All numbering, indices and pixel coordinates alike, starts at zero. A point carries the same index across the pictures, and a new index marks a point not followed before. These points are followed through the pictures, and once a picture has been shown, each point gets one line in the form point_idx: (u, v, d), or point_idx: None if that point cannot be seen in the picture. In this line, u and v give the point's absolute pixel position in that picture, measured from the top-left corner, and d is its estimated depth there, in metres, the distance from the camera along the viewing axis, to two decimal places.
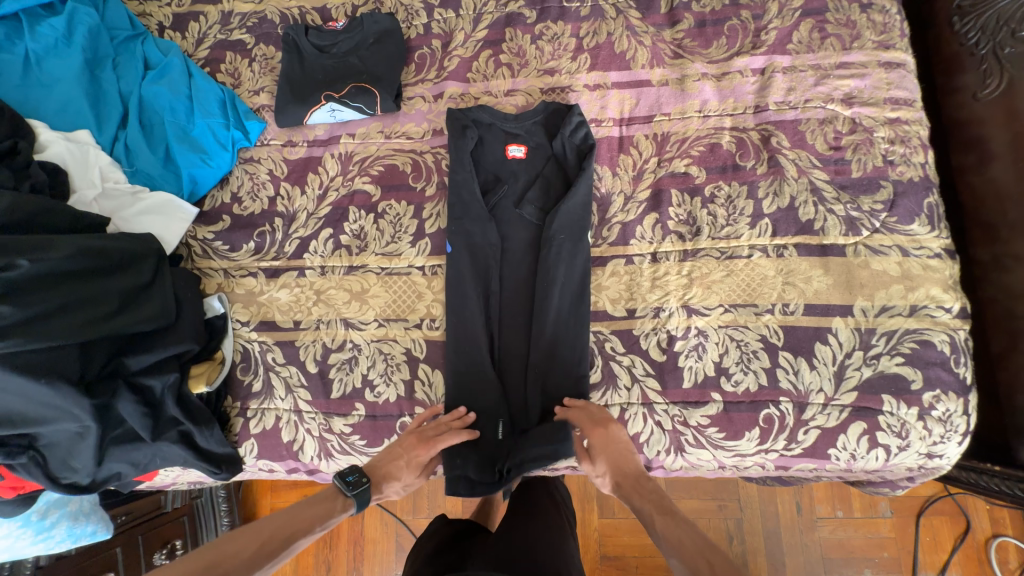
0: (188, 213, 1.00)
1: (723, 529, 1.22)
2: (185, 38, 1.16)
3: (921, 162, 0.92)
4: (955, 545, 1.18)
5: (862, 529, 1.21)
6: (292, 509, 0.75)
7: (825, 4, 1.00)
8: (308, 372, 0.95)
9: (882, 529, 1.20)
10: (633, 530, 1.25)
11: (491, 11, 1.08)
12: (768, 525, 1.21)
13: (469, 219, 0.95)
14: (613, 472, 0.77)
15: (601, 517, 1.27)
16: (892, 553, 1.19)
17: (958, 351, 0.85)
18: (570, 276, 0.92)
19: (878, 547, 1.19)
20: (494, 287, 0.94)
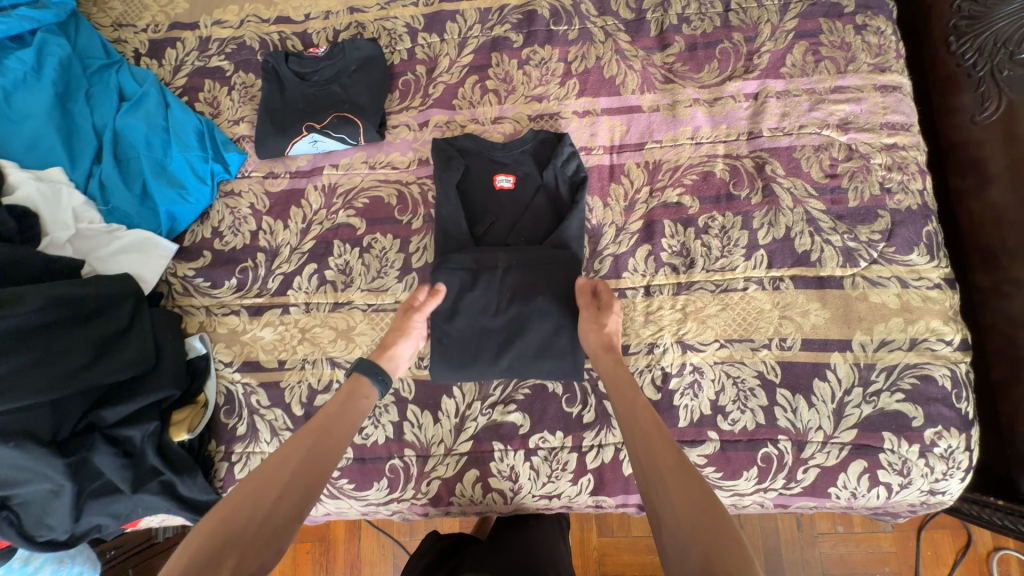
0: (168, 250, 0.97)
1: None
2: (162, 65, 1.12)
3: (919, 189, 0.90)
4: (956, 558, 1.14)
5: (862, 544, 1.16)
6: (304, 433, 0.71)
7: (818, 27, 0.98)
8: (294, 415, 0.92)
9: (884, 544, 1.16)
10: (634, 548, 1.18)
11: (476, 35, 1.06)
12: (769, 541, 1.17)
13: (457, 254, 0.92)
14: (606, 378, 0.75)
15: (600, 535, 1.20)
16: (894, 567, 1.15)
17: (959, 385, 0.83)
18: (564, 297, 0.88)
19: (879, 562, 1.15)
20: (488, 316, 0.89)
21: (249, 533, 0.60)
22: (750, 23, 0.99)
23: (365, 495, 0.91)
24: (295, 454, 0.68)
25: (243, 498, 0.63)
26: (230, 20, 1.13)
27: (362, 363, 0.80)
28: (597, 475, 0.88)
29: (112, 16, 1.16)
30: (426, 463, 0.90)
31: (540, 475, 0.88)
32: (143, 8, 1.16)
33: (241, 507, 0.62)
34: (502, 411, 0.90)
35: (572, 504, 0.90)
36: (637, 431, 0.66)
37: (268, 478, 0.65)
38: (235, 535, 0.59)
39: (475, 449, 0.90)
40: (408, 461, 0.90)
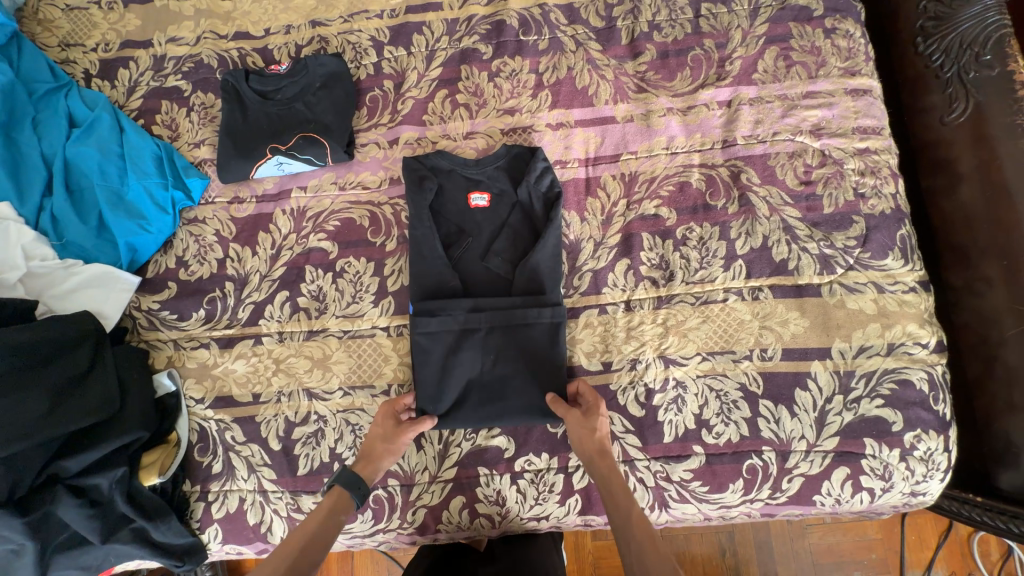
0: (130, 282, 0.94)
1: (716, 544, 1.18)
2: (115, 87, 1.07)
3: (892, 193, 0.90)
4: (939, 541, 1.17)
5: (849, 533, 1.18)
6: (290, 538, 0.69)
7: (788, 31, 0.97)
8: (271, 450, 0.89)
9: (870, 532, 1.18)
10: None
11: (444, 47, 1.03)
12: (760, 535, 1.17)
13: (431, 277, 0.89)
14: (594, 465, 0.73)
15: (595, 539, 1.18)
16: (880, 554, 1.17)
17: (936, 387, 0.84)
18: (542, 338, 0.87)
19: (866, 549, 1.17)
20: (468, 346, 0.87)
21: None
22: (721, 28, 0.98)
23: (349, 528, 0.89)
24: (276, 563, 0.65)
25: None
26: (185, 36, 1.08)
27: (346, 470, 0.77)
28: (585, 495, 0.87)
29: (58, 36, 1.10)
30: (411, 493, 0.88)
31: (528, 499, 0.87)
32: (91, 26, 1.10)
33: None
34: (486, 436, 0.89)
35: (561, 525, 0.89)
36: (628, 529, 0.64)
37: None
38: None
39: (460, 475, 0.88)
40: (392, 491, 0.88)
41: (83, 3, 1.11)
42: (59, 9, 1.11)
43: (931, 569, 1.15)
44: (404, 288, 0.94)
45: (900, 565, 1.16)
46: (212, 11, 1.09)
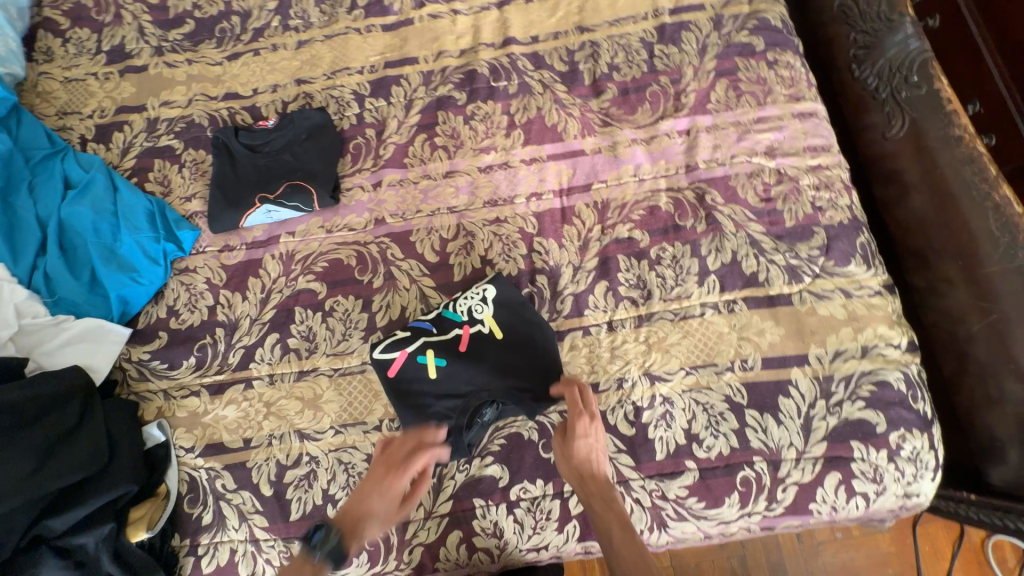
0: (122, 333, 0.95)
1: (729, 570, 1.17)
2: (109, 149, 1.12)
3: (847, 204, 0.96)
4: (953, 550, 1.18)
5: (862, 548, 1.19)
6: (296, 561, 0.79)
7: (735, 65, 1.06)
8: (263, 496, 0.89)
9: (883, 544, 1.19)
10: None
11: (421, 96, 1.10)
12: (773, 556, 1.18)
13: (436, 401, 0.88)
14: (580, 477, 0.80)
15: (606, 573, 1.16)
16: (897, 569, 1.17)
17: (913, 386, 0.87)
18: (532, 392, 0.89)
19: (882, 564, 1.17)
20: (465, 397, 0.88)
21: None
22: (674, 66, 1.07)
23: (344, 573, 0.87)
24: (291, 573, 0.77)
25: None
26: (178, 99, 1.15)
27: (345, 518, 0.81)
28: (583, 520, 0.86)
29: (57, 105, 1.16)
30: (407, 530, 0.87)
31: (525, 528, 0.86)
32: (88, 95, 1.17)
33: None
34: (480, 465, 0.88)
35: (562, 553, 0.89)
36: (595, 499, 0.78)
37: None
38: None
39: (456, 508, 0.87)
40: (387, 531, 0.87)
41: (81, 74, 1.19)
42: (58, 81, 1.18)
43: None
44: (402, 354, 0.90)
45: None
46: (202, 75, 1.17)
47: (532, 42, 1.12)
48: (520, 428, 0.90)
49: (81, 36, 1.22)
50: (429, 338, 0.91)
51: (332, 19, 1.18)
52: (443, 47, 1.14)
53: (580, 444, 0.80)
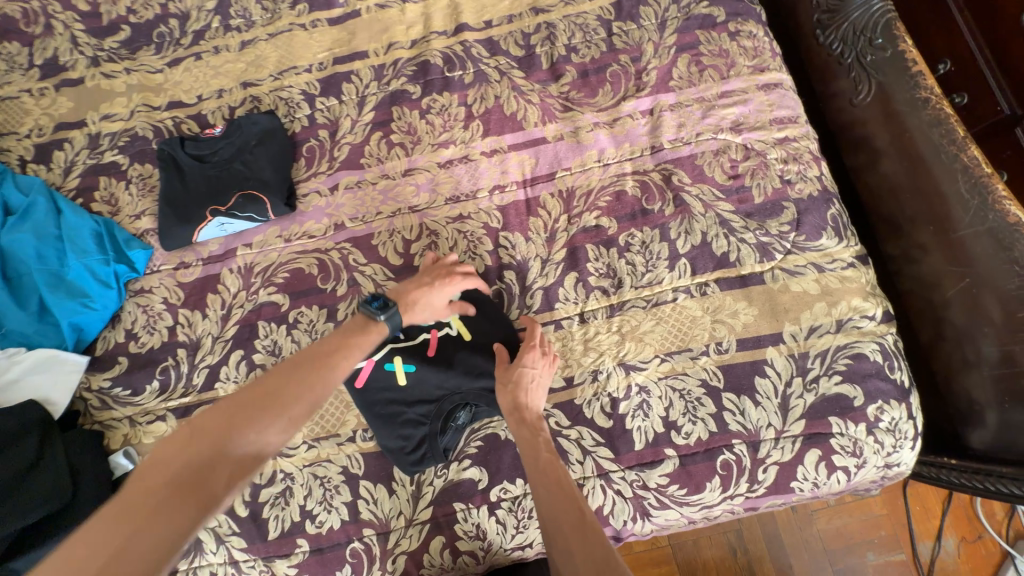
0: (78, 362, 0.92)
1: (725, 545, 1.18)
2: (51, 169, 1.07)
3: (816, 176, 0.94)
4: (943, 508, 1.19)
5: (854, 513, 1.19)
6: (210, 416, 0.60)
7: (696, 38, 1.02)
8: (238, 517, 0.87)
9: (874, 508, 1.20)
10: (639, 562, 1.18)
11: (374, 92, 1.06)
12: (768, 528, 1.18)
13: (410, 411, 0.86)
14: (517, 408, 0.79)
15: None
16: (889, 530, 1.18)
17: (889, 357, 0.86)
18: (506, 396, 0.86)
19: (874, 527, 1.18)
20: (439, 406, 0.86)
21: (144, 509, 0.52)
22: (634, 43, 1.03)
23: None
24: (192, 442, 0.57)
25: (117, 525, 0.50)
26: (119, 112, 1.10)
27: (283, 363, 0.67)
28: None
29: None
30: (388, 540, 0.85)
31: (508, 528, 0.85)
32: (23, 114, 1.11)
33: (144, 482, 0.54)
34: (458, 469, 0.87)
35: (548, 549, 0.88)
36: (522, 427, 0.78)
37: (144, 478, 0.54)
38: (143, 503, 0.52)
39: (437, 514, 0.86)
40: (369, 542, 0.85)
41: (14, 92, 1.12)
42: None
43: (941, 537, 1.17)
44: (370, 363, 0.87)
45: (911, 538, 1.17)
46: (143, 85, 1.11)
47: (485, 28, 1.07)
48: (497, 428, 0.89)
49: (10, 50, 1.15)
50: (398, 344, 0.89)
51: (274, 16, 1.13)
52: (393, 39, 1.09)
53: (524, 372, 0.81)
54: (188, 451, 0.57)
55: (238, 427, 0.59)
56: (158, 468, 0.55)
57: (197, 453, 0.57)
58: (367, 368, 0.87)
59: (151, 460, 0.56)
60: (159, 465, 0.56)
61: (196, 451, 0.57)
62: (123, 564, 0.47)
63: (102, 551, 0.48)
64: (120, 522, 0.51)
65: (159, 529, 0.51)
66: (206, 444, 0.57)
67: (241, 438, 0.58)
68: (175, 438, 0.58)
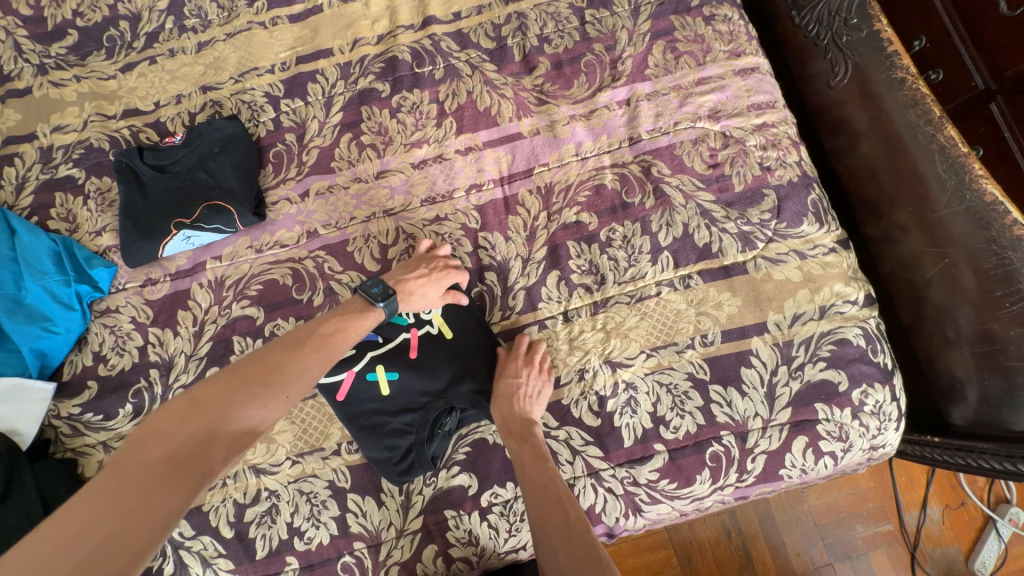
0: (45, 389, 0.88)
1: (720, 525, 1.19)
2: (2, 187, 1.01)
3: (795, 161, 0.93)
4: (928, 478, 1.21)
5: (844, 487, 1.21)
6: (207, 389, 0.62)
7: (670, 24, 1.00)
8: (224, 539, 0.84)
9: (862, 482, 1.22)
10: (636, 550, 1.19)
11: (341, 92, 1.02)
12: (761, 508, 1.20)
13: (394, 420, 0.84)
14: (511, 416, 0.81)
15: None
16: (877, 502, 1.20)
17: (872, 340, 0.86)
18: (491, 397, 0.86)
19: (863, 500, 1.20)
20: (424, 413, 0.84)
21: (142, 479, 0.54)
22: (607, 31, 1.00)
23: None
24: (190, 413, 0.60)
25: (116, 491, 0.53)
26: (72, 123, 1.04)
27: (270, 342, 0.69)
28: None
29: None
30: (380, 552, 0.84)
31: (501, 532, 0.84)
32: None
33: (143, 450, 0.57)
34: (447, 476, 0.86)
35: None
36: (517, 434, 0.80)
37: (143, 447, 0.57)
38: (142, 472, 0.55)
39: (428, 523, 0.85)
40: (360, 555, 0.84)
41: None
42: None
43: (927, 506, 1.20)
44: (350, 374, 0.85)
45: (898, 508, 1.20)
46: (95, 93, 1.05)
47: (454, 20, 1.03)
48: (485, 433, 0.87)
49: None
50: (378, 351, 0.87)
51: (232, 15, 1.07)
52: (359, 35, 1.04)
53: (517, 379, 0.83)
54: (185, 424, 0.59)
55: (238, 404, 0.61)
56: (157, 438, 0.58)
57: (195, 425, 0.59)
58: (347, 380, 0.84)
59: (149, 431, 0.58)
60: (156, 435, 0.58)
61: (192, 420, 0.59)
62: (121, 531, 0.51)
63: (106, 522, 0.51)
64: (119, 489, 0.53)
65: (159, 501, 0.53)
66: (202, 415, 0.60)
67: (239, 415, 0.61)
68: (175, 411, 0.60)
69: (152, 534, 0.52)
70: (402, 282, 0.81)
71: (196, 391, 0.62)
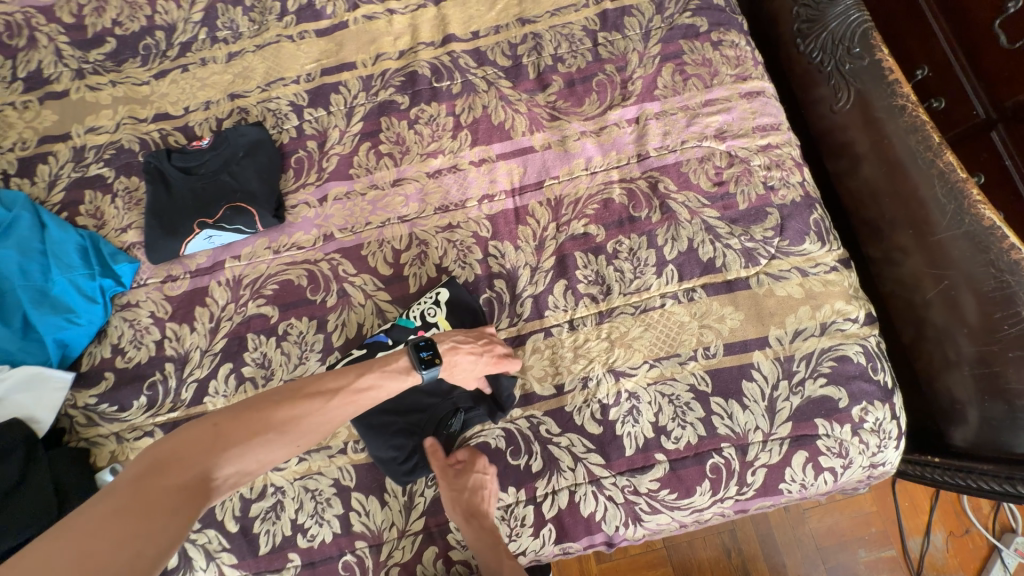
0: (64, 379, 0.90)
1: (720, 545, 1.19)
2: (35, 183, 1.06)
3: (798, 182, 0.96)
4: (931, 504, 1.21)
5: (846, 511, 1.21)
6: (223, 422, 0.68)
7: (679, 48, 1.04)
8: (229, 532, 0.86)
9: (865, 505, 1.21)
10: (635, 567, 1.18)
11: (362, 103, 1.06)
12: (761, 529, 1.20)
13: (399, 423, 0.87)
14: (472, 515, 0.81)
15: (600, 563, 1.19)
16: (879, 527, 1.20)
17: (872, 358, 0.88)
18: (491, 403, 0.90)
19: (865, 524, 1.20)
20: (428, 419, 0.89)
21: (156, 497, 0.58)
22: (619, 53, 1.05)
23: None
24: (207, 441, 0.65)
25: (128, 505, 0.57)
26: (105, 124, 1.09)
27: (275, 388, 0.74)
28: (558, 523, 0.85)
29: None
30: (381, 552, 0.85)
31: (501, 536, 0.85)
32: (6, 127, 1.10)
33: (157, 470, 0.61)
34: None
35: (541, 557, 0.88)
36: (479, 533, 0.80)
37: (160, 465, 0.61)
38: (155, 491, 0.59)
39: (429, 524, 0.86)
40: (361, 554, 0.85)
41: None
42: None
43: (930, 533, 1.19)
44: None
45: (901, 534, 1.19)
46: (128, 97, 1.10)
47: (473, 38, 1.08)
48: (489, 437, 0.89)
49: None
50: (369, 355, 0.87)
51: (262, 28, 1.13)
52: (381, 50, 1.09)
53: (475, 479, 0.82)
54: (200, 454, 0.64)
55: (250, 445, 0.67)
56: (173, 458, 0.63)
57: (210, 454, 0.64)
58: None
59: (169, 454, 0.64)
60: (172, 457, 0.63)
61: (208, 447, 0.65)
62: (127, 551, 0.53)
63: (115, 536, 0.54)
64: (131, 503, 0.57)
65: (161, 527, 0.56)
66: (216, 446, 0.65)
67: (246, 456, 0.66)
68: (196, 437, 0.65)
69: (154, 557, 0.55)
70: (453, 352, 0.82)
71: (216, 422, 0.68)
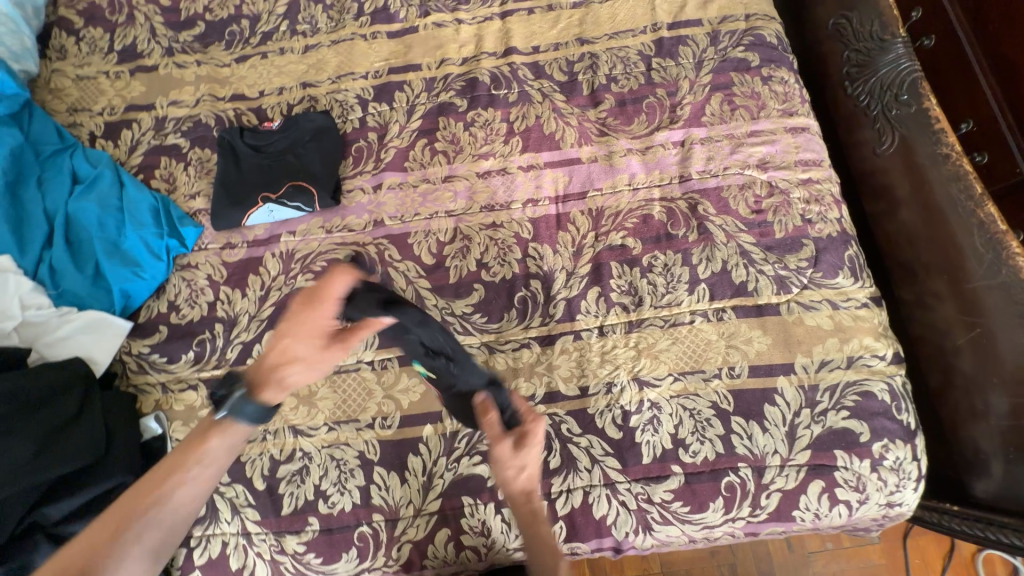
0: (122, 327, 0.97)
1: None
2: (118, 146, 1.15)
3: (836, 218, 0.98)
4: (943, 563, 1.19)
5: (853, 559, 1.19)
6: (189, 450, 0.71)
7: (730, 79, 1.09)
8: (256, 490, 0.90)
9: (873, 556, 1.20)
10: None
11: (423, 102, 1.13)
12: (762, 566, 1.19)
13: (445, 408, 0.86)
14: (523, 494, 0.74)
15: None
16: None
17: (897, 397, 0.88)
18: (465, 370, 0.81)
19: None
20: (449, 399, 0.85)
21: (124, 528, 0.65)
22: (671, 79, 1.10)
23: (333, 569, 0.88)
24: (177, 469, 0.70)
25: (105, 536, 0.64)
26: (186, 99, 1.18)
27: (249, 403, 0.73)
28: (569, 521, 0.87)
29: (67, 102, 1.19)
30: (396, 527, 0.88)
31: (512, 527, 0.87)
32: (98, 93, 1.20)
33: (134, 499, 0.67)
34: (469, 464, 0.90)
35: None
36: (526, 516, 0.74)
37: (137, 493, 0.68)
38: (125, 524, 0.65)
39: (445, 507, 0.89)
40: (377, 527, 0.88)
41: (92, 73, 1.22)
42: (70, 79, 1.21)
43: None
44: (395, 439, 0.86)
45: None
46: (210, 77, 1.20)
47: (533, 53, 1.15)
48: None
49: (94, 35, 1.25)
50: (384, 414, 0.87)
51: (338, 25, 1.22)
52: (446, 55, 1.17)
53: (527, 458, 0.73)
54: (170, 484, 0.69)
55: (207, 480, 0.72)
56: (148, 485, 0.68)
57: (178, 483, 0.69)
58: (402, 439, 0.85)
59: (134, 486, 0.69)
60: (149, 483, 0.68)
61: (173, 476, 0.69)
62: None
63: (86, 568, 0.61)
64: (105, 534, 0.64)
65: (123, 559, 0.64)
66: (181, 474, 0.70)
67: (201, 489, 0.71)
68: (167, 465, 0.70)
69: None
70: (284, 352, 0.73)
71: (187, 449, 0.72)
